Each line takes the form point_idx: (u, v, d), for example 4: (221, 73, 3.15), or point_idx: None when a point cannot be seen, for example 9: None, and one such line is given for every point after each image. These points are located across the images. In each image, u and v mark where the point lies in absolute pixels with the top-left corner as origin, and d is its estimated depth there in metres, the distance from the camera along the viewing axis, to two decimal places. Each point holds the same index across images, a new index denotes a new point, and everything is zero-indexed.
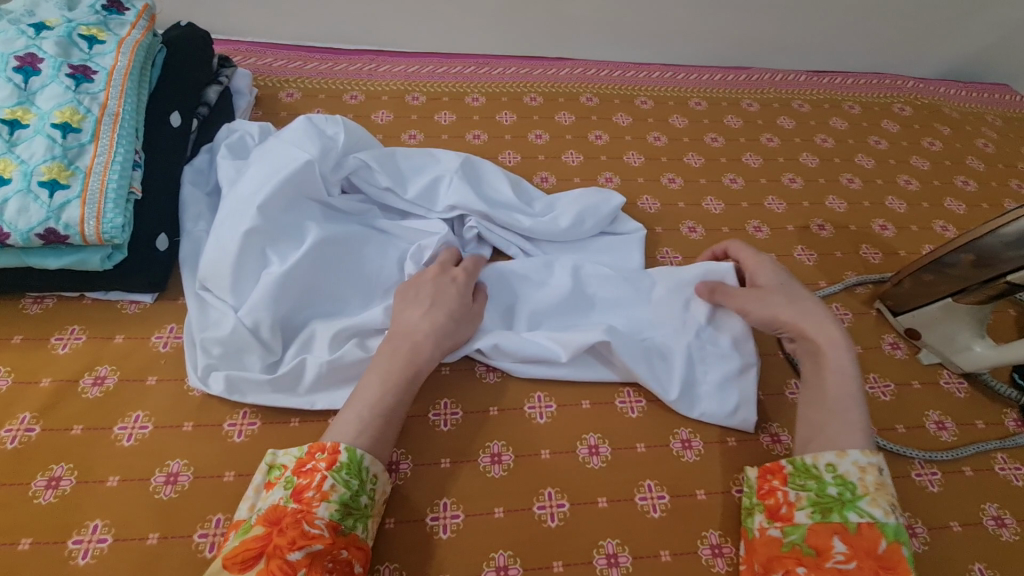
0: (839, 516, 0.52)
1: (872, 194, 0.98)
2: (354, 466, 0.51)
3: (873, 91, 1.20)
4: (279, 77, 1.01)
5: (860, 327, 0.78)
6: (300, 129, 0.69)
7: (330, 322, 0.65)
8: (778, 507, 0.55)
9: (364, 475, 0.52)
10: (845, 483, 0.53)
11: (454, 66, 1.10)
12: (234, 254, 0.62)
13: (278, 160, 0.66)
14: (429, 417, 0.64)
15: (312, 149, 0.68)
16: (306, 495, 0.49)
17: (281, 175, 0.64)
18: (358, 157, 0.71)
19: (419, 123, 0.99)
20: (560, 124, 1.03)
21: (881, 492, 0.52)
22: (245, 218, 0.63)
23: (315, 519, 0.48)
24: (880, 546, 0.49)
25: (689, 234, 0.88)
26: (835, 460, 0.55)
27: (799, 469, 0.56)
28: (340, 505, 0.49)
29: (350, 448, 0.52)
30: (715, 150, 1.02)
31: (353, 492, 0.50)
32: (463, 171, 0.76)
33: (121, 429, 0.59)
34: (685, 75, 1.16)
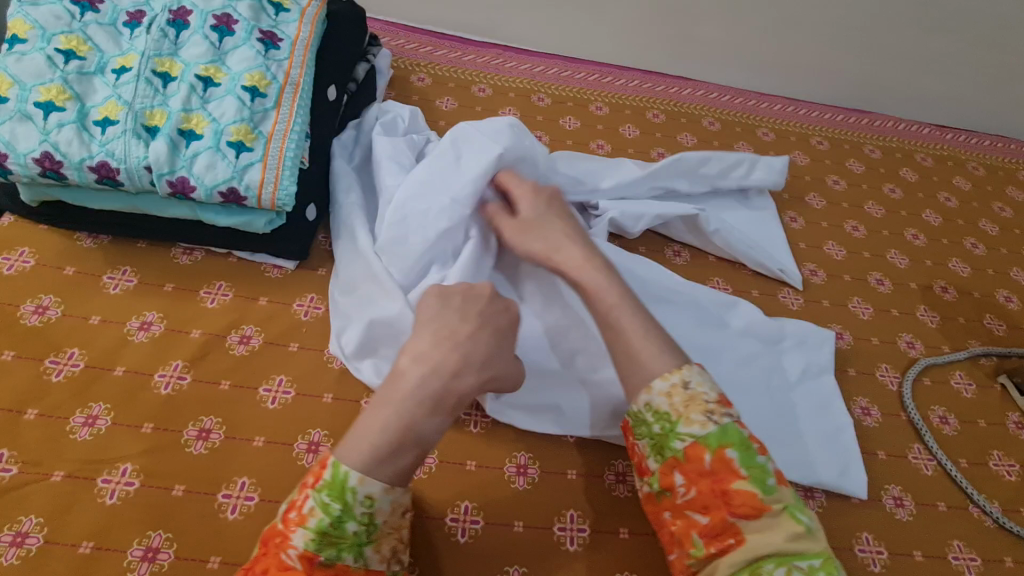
0: (671, 452, 0.51)
1: (996, 262, 0.95)
2: (336, 488, 0.46)
3: (997, 154, 1.16)
4: (412, 60, 1.03)
5: (984, 399, 0.76)
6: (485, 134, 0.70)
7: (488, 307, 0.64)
8: (639, 461, 0.54)
9: (351, 498, 0.46)
10: (662, 415, 0.52)
11: (579, 71, 1.09)
12: (423, 241, 0.64)
13: (470, 150, 0.69)
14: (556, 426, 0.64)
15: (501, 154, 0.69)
16: (287, 517, 0.46)
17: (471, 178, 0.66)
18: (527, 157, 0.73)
19: (544, 124, 0.99)
20: (681, 145, 1.02)
21: (693, 406, 0.51)
22: (440, 209, 0.65)
23: (290, 548, 0.44)
24: (708, 462, 0.49)
25: (811, 276, 0.86)
26: (650, 397, 0.52)
27: (635, 418, 0.54)
28: (317, 532, 0.45)
29: (335, 465, 0.47)
30: (835, 194, 1.00)
31: (332, 519, 0.45)
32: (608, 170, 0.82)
33: (266, 391, 0.61)
34: (807, 111, 1.14)
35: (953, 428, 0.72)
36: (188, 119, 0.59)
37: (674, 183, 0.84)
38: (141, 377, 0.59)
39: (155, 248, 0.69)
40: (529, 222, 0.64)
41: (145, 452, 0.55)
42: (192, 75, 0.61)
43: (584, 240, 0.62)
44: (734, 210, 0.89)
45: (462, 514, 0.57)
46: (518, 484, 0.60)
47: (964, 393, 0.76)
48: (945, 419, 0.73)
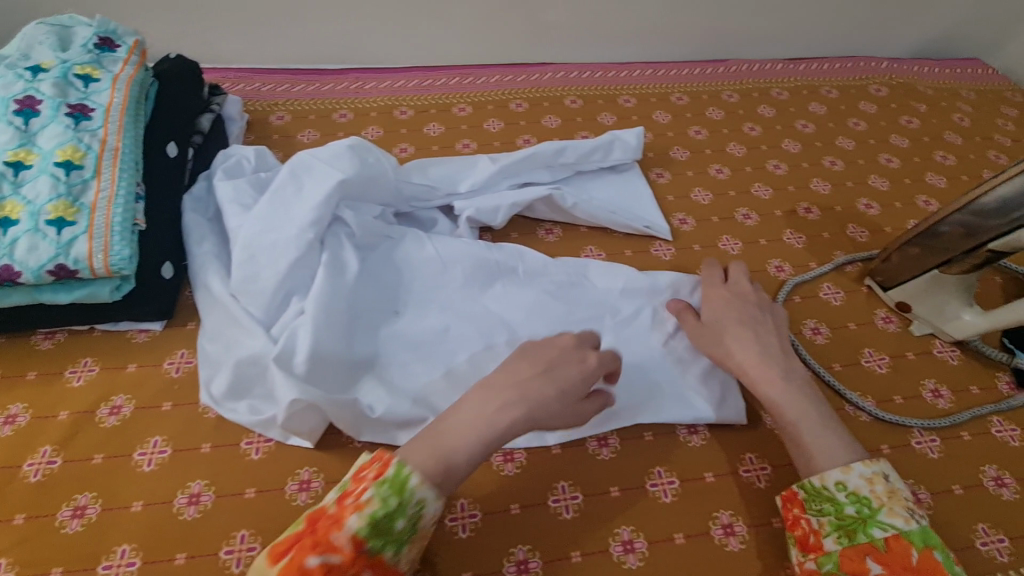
0: (864, 535, 0.53)
1: (855, 175, 1.00)
2: (397, 483, 0.48)
3: (848, 74, 1.23)
4: (268, 101, 1.03)
5: (851, 303, 0.80)
6: (323, 153, 0.71)
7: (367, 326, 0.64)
8: (807, 538, 0.56)
9: (408, 496, 0.48)
10: (859, 499, 0.55)
11: (438, 78, 1.12)
12: (275, 276, 0.64)
13: (311, 178, 0.70)
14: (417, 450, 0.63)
15: (339, 171, 0.70)
16: (345, 501, 0.48)
17: (310, 203, 0.67)
18: (374, 165, 0.73)
19: (408, 136, 1.01)
20: (546, 128, 1.05)
21: (896, 499, 0.54)
22: (285, 240, 0.65)
23: (343, 529, 0.46)
24: (913, 558, 0.51)
25: (681, 225, 0.90)
26: (843, 478, 0.56)
27: (812, 493, 0.57)
28: (371, 520, 0.46)
29: (399, 464, 0.49)
30: (699, 143, 1.04)
31: (388, 510, 0.47)
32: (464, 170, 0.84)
33: (141, 455, 0.61)
34: (665, 72, 1.19)
35: (825, 336, 0.76)
36: (4, 208, 0.60)
37: (533, 169, 0.86)
38: (8, 471, 0.59)
39: (13, 339, 0.68)
40: (710, 326, 0.68)
41: (19, 544, 0.54)
42: (1, 162, 0.61)
43: (766, 345, 0.65)
44: (598, 177, 0.92)
45: None
46: None
47: (833, 302, 0.80)
48: (817, 329, 0.77)
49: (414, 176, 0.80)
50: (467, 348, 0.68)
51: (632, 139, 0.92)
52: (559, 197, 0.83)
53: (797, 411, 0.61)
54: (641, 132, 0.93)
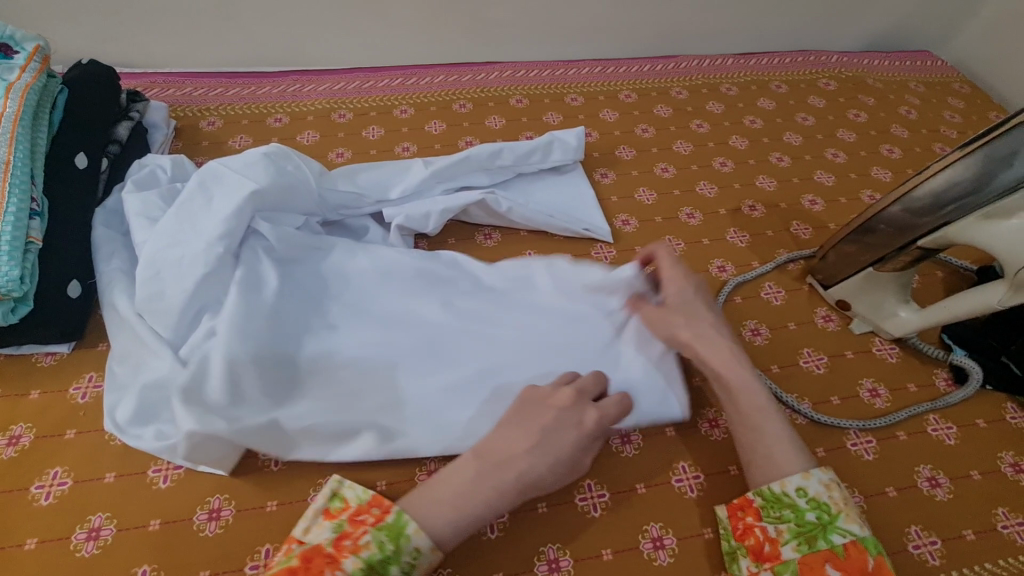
0: (825, 542, 0.51)
1: (801, 170, 0.99)
2: (395, 531, 0.50)
3: (798, 68, 1.22)
4: (199, 106, 0.99)
5: (792, 303, 0.79)
6: (234, 163, 0.68)
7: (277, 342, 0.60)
8: (760, 547, 0.54)
9: (404, 544, 0.50)
10: (820, 506, 0.53)
11: (380, 80, 1.09)
12: (181, 293, 0.61)
13: (221, 188, 0.67)
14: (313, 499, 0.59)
15: (249, 180, 0.66)
16: (343, 542, 0.49)
17: (218, 215, 0.64)
18: (291, 173, 0.70)
19: (346, 140, 0.97)
20: (490, 129, 1.02)
21: (850, 506, 0.53)
22: (190, 255, 0.62)
23: (337, 570, 0.47)
24: (870, 564, 0.50)
25: (623, 226, 0.88)
26: (804, 484, 0.54)
27: (770, 500, 0.54)
28: (366, 565, 0.48)
29: (400, 512, 0.51)
30: (646, 141, 1.03)
31: (383, 556, 0.49)
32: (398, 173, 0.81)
33: (38, 488, 0.57)
34: (614, 69, 1.17)
35: (764, 338, 0.75)
36: None
37: (469, 174, 0.84)
38: None
39: None
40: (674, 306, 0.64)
41: None
42: None
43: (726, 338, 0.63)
44: (539, 180, 0.89)
45: (262, 559, 0.55)
46: None
47: (774, 302, 0.79)
48: (757, 330, 0.76)
49: (341, 183, 0.77)
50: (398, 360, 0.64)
51: (573, 139, 0.90)
52: (494, 201, 0.80)
53: (756, 406, 0.58)
54: (582, 132, 0.91)
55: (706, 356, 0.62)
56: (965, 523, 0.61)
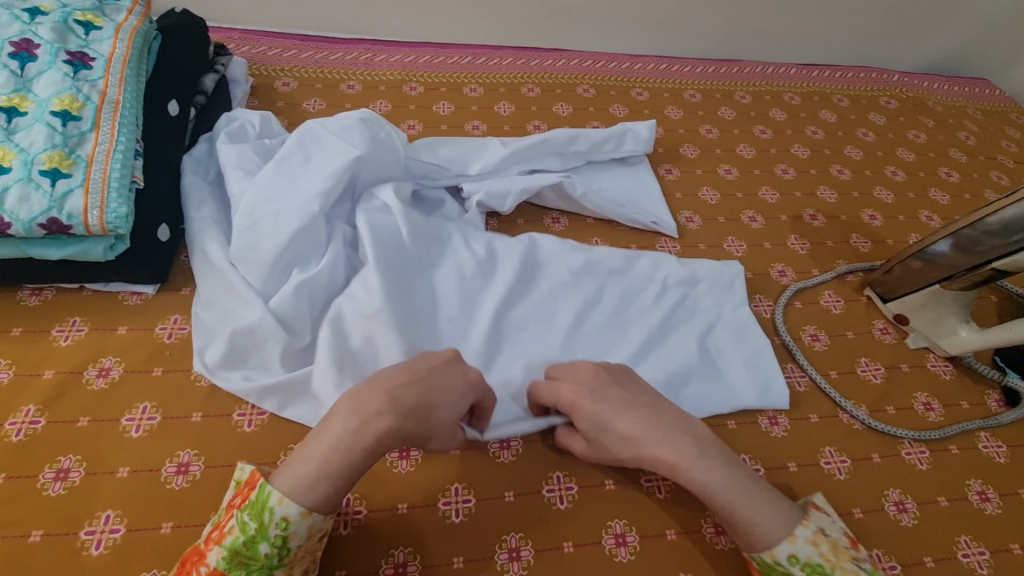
0: None
1: (861, 185, 1.01)
2: (257, 506, 0.48)
3: (860, 84, 1.23)
4: (274, 65, 1.00)
5: (851, 312, 0.81)
6: (335, 124, 0.69)
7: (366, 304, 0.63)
8: None
9: (268, 517, 0.47)
10: (814, 569, 0.50)
11: (450, 56, 1.09)
12: (276, 244, 0.63)
13: (320, 148, 0.68)
14: (387, 456, 0.60)
15: (351, 142, 0.68)
16: (213, 535, 0.48)
17: (319, 173, 0.66)
18: (386, 139, 0.72)
19: (417, 113, 0.98)
20: (558, 115, 1.03)
21: (842, 556, 0.51)
22: (289, 209, 0.64)
23: (204, 565, 0.47)
24: None
25: (687, 223, 0.89)
26: (793, 551, 0.51)
27: (765, 567, 0.53)
28: (229, 551, 0.46)
29: (262, 486, 0.48)
30: (709, 142, 1.04)
31: (246, 537, 0.47)
32: (477, 150, 0.82)
33: (129, 420, 0.59)
34: (679, 67, 1.17)
35: (823, 344, 0.77)
36: None
37: (544, 157, 0.85)
38: None
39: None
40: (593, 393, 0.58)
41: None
42: None
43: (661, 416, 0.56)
44: (609, 168, 0.91)
45: (344, 507, 0.57)
46: (401, 467, 0.60)
47: (833, 310, 0.81)
48: (816, 336, 0.77)
49: (424, 154, 0.79)
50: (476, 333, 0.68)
51: (644, 133, 0.92)
52: (570, 185, 0.82)
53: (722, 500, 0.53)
54: (654, 125, 0.92)
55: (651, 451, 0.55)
56: (1012, 538, 0.63)
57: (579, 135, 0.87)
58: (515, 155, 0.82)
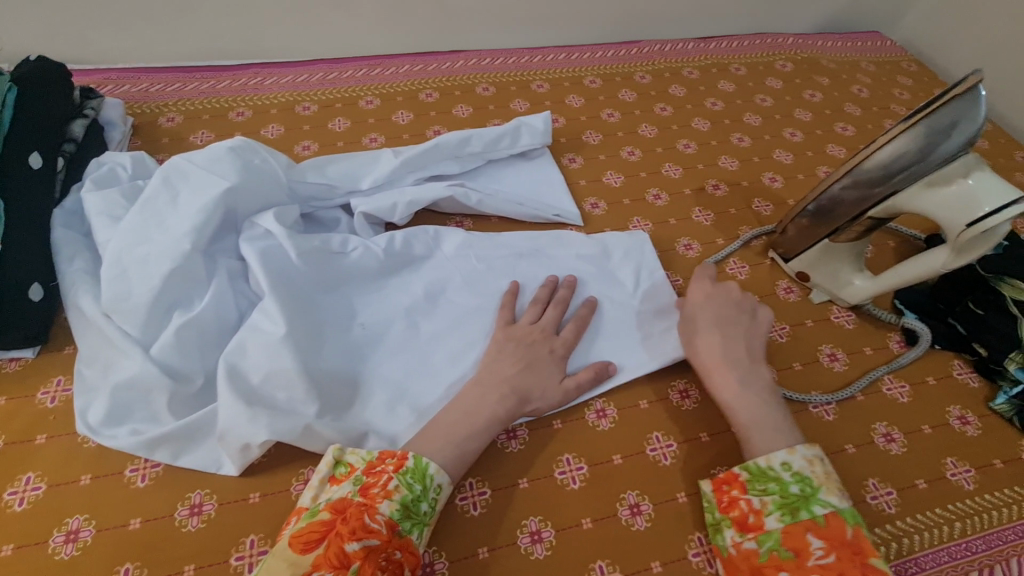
0: (807, 513, 0.55)
1: (761, 150, 1.03)
2: (418, 473, 0.55)
3: (755, 51, 1.26)
4: (157, 102, 0.97)
5: (755, 277, 0.83)
6: (202, 156, 0.67)
7: (260, 333, 0.61)
8: (745, 518, 0.56)
9: (429, 482, 0.55)
10: (802, 479, 0.57)
11: (344, 71, 1.07)
12: (149, 289, 0.60)
13: (186, 184, 0.66)
14: (292, 490, 0.59)
15: (220, 174, 0.66)
16: (371, 491, 0.53)
17: (190, 209, 0.64)
18: (258, 161, 0.70)
19: (312, 133, 0.96)
20: (457, 117, 1.03)
21: (831, 480, 0.57)
22: (160, 251, 0.61)
23: (376, 514, 0.51)
24: (849, 533, 0.53)
25: (593, 209, 0.90)
26: (788, 458, 0.58)
27: (756, 474, 0.58)
28: (401, 504, 0.53)
29: (417, 456, 0.56)
30: (612, 126, 1.05)
31: (415, 496, 0.54)
32: (370, 164, 0.81)
33: (12, 494, 0.56)
34: (578, 55, 1.18)
35: None
36: None
37: (439, 163, 0.84)
38: None
39: None
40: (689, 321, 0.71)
41: None
42: None
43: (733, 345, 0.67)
44: (509, 165, 0.91)
45: (247, 551, 0.55)
46: None
47: (738, 277, 0.82)
48: None
49: (310, 175, 0.76)
50: (388, 349, 0.69)
51: (539, 124, 0.92)
52: (463, 194, 0.81)
53: (745, 420, 0.62)
54: (548, 116, 0.93)
55: (706, 368, 0.67)
56: (917, 473, 0.65)
57: (471, 139, 0.86)
58: (407, 164, 0.81)
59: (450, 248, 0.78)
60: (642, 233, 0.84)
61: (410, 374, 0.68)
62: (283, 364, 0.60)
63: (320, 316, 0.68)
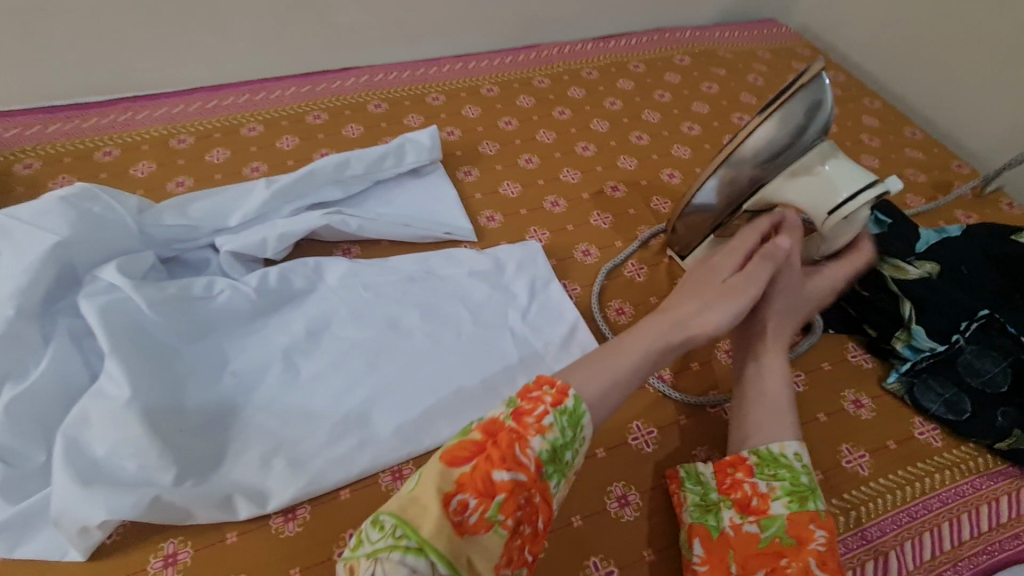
0: (811, 503, 0.56)
1: (659, 146, 1.03)
2: (574, 417, 0.52)
3: (654, 47, 1.26)
4: (12, 148, 0.90)
5: (653, 277, 0.83)
6: (27, 211, 0.61)
7: (104, 399, 0.56)
8: (749, 500, 0.57)
9: (578, 432, 0.53)
10: (810, 469, 0.58)
11: (224, 98, 1.02)
12: None
13: (11, 242, 0.60)
14: (149, 569, 0.54)
15: (49, 228, 0.61)
16: (525, 419, 0.51)
17: (14, 270, 0.58)
18: (95, 210, 0.64)
19: (187, 168, 0.90)
20: (347, 138, 0.98)
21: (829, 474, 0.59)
22: None
23: (527, 447, 0.50)
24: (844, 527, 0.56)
25: (488, 223, 0.87)
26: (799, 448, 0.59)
27: (768, 459, 0.58)
28: (549, 446, 0.51)
29: (577, 397, 0.53)
30: (509, 134, 1.02)
31: (562, 442, 0.51)
32: (238, 197, 0.76)
33: None
34: (474, 63, 1.16)
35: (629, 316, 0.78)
36: None
37: (317, 190, 0.80)
38: None
39: None
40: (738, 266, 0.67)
41: None
42: None
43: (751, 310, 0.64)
44: (398, 185, 0.87)
45: None
46: None
47: (637, 279, 0.82)
48: (621, 310, 0.79)
49: (167, 216, 0.71)
50: (262, 396, 0.65)
51: (426, 140, 0.89)
52: (342, 221, 0.77)
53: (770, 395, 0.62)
54: (435, 131, 0.90)
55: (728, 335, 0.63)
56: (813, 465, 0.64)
57: (351, 161, 0.82)
58: (279, 194, 0.77)
59: (331, 279, 0.74)
60: (536, 244, 0.82)
61: (288, 420, 0.63)
62: (130, 431, 0.55)
63: (180, 371, 0.62)
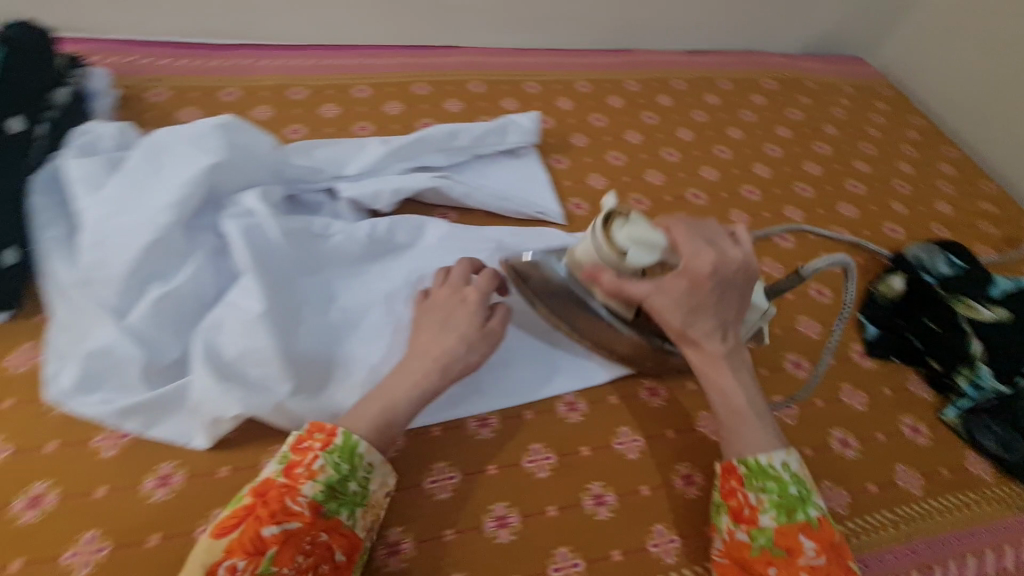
0: (802, 514, 0.57)
1: (741, 163, 1.06)
2: (347, 451, 0.53)
3: (742, 67, 1.29)
4: (145, 76, 0.96)
5: None
6: (186, 132, 0.68)
7: (237, 309, 0.62)
8: (742, 509, 0.58)
9: (357, 462, 0.53)
10: (799, 482, 0.59)
11: (336, 58, 1.08)
12: (126, 261, 0.60)
13: (169, 158, 0.66)
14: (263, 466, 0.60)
15: (204, 150, 0.67)
16: (295, 471, 0.52)
17: (172, 182, 0.64)
18: (241, 138, 0.70)
19: (301, 117, 0.96)
20: (448, 112, 1.04)
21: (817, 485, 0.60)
22: (140, 222, 0.61)
23: (298, 496, 0.50)
24: (835, 535, 0.56)
25: (575, 210, 0.92)
26: (787, 458, 0.59)
27: (756, 470, 0.59)
28: (325, 486, 0.51)
29: (347, 433, 0.54)
30: (598, 130, 1.07)
31: (341, 476, 0.52)
32: (358, 151, 0.82)
33: None
34: (570, 59, 1.20)
35: None
36: None
37: (426, 154, 0.86)
38: None
39: None
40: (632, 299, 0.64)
41: None
42: None
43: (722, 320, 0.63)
44: (496, 161, 0.92)
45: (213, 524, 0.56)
46: None
47: None
48: None
49: (297, 158, 0.77)
50: (365, 332, 0.70)
51: (527, 124, 0.94)
52: (447, 186, 0.83)
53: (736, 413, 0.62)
54: (537, 117, 0.95)
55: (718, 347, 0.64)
56: (868, 477, 0.68)
57: (460, 133, 0.87)
58: (395, 152, 0.82)
59: (433, 238, 0.79)
60: None
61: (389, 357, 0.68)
62: (258, 340, 0.60)
63: (298, 296, 0.68)
